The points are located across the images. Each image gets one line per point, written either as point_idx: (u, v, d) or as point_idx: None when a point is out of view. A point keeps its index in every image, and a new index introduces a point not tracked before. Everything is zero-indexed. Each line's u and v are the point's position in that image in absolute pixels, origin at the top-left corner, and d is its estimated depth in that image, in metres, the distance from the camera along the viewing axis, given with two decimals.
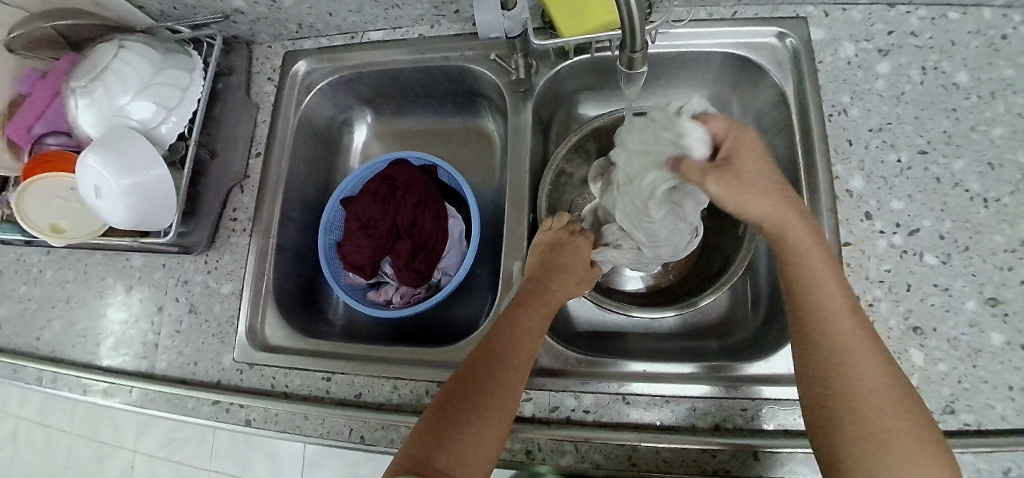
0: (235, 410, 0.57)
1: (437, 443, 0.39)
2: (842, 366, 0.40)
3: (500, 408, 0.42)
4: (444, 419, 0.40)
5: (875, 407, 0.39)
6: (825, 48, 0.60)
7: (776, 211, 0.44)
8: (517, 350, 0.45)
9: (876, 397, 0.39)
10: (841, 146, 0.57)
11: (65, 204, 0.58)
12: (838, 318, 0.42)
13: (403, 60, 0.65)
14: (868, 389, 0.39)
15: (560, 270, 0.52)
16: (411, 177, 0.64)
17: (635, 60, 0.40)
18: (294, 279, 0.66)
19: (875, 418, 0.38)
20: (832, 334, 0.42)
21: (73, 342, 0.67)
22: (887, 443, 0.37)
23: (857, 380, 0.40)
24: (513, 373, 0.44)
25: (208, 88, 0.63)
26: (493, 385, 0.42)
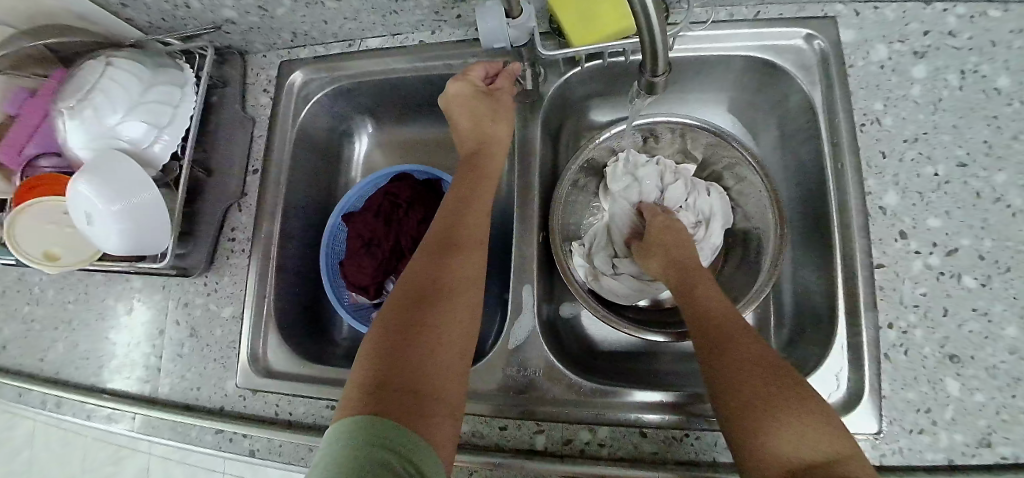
0: (239, 439, 0.56)
1: (399, 338, 0.40)
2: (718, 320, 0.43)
3: (453, 329, 0.41)
4: (395, 344, 0.39)
5: (742, 360, 0.39)
6: (856, 51, 0.56)
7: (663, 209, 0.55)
8: (461, 269, 0.44)
9: (748, 354, 0.39)
10: (874, 158, 0.53)
11: (58, 229, 0.56)
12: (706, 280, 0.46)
13: (403, 68, 0.61)
14: (737, 347, 0.40)
15: (480, 177, 0.51)
16: (415, 194, 0.61)
17: (659, 76, 0.36)
18: (298, 298, 0.64)
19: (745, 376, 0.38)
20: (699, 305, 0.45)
21: (76, 364, 0.66)
22: (760, 396, 0.37)
23: (729, 339, 0.41)
24: (459, 289, 0.43)
25: (201, 103, 0.60)
26: (447, 290, 0.43)
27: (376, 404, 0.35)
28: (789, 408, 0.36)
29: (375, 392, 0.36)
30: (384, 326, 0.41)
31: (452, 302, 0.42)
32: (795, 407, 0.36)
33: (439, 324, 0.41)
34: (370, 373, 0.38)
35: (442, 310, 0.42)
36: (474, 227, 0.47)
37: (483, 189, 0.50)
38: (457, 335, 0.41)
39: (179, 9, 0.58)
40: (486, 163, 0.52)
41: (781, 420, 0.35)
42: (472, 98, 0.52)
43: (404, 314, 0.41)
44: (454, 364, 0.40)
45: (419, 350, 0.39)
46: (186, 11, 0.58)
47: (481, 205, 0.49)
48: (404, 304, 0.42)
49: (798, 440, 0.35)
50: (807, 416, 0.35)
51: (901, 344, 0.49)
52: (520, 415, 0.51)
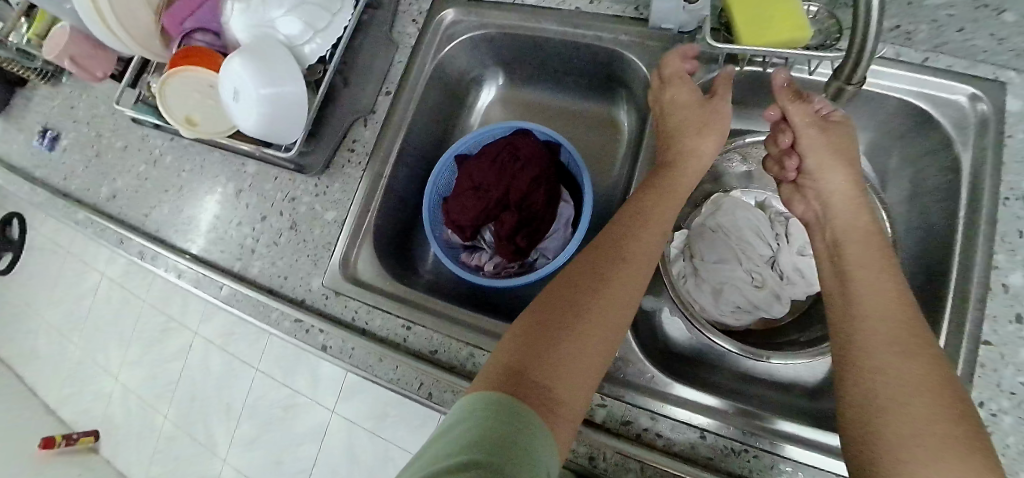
0: (315, 333, 0.59)
1: (559, 319, 0.41)
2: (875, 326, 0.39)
3: (606, 327, 0.41)
4: (543, 329, 0.40)
5: (893, 374, 0.36)
6: (1020, 123, 0.52)
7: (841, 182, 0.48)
8: (623, 273, 0.44)
9: (912, 373, 0.35)
10: (1009, 235, 0.50)
11: (201, 100, 0.62)
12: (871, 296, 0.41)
13: (553, 31, 0.62)
14: (889, 361, 0.36)
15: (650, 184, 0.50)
16: (534, 152, 0.60)
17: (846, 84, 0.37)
18: (395, 223, 0.66)
19: (893, 402, 0.35)
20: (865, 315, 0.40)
21: (180, 227, 0.71)
22: (896, 409, 0.34)
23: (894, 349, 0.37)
24: (618, 291, 0.43)
25: (355, 18, 0.62)
26: (610, 279, 0.43)
27: (515, 389, 0.35)
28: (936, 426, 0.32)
29: (521, 371, 0.37)
30: (533, 315, 0.42)
31: (608, 300, 0.42)
32: (953, 435, 0.32)
33: (590, 319, 0.41)
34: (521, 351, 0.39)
35: (594, 307, 0.42)
36: (635, 238, 0.46)
37: (651, 195, 0.49)
38: (607, 338, 0.41)
39: None
40: (671, 160, 0.51)
41: (923, 440, 0.32)
42: (685, 85, 0.52)
43: (564, 297, 0.42)
44: (588, 355, 0.40)
45: (564, 357, 0.39)
46: None
47: (643, 213, 0.47)
48: (569, 283, 0.44)
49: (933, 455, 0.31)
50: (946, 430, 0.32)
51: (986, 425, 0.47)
52: None
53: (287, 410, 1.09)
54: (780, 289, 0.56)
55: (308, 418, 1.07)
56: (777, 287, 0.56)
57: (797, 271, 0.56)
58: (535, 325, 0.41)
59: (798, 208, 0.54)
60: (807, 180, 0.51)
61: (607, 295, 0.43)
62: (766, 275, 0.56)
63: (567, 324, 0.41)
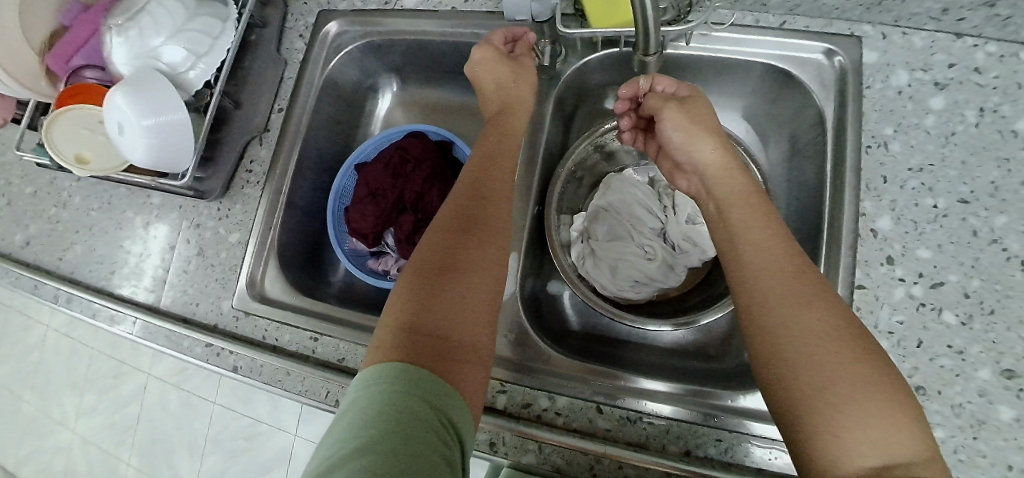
0: (225, 355, 0.59)
1: (442, 271, 0.43)
2: (773, 288, 0.39)
3: (484, 275, 0.44)
4: (423, 290, 0.41)
5: (797, 330, 0.36)
6: (876, 74, 0.55)
7: (713, 150, 0.49)
8: (491, 225, 0.46)
9: (818, 327, 0.36)
10: (874, 182, 0.53)
11: (91, 136, 0.61)
12: (762, 254, 0.41)
13: (433, 32, 0.63)
14: (790, 320, 0.37)
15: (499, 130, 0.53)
16: (424, 151, 0.63)
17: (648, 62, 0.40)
18: (302, 237, 0.68)
19: (807, 359, 0.35)
20: (764, 271, 0.40)
21: (92, 267, 0.70)
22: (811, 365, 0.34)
23: (799, 309, 0.37)
24: (488, 241, 0.45)
25: (239, 39, 0.62)
26: (483, 227, 0.46)
27: (407, 354, 0.36)
28: (848, 383, 0.33)
29: (408, 340, 0.38)
30: (413, 276, 0.43)
31: (481, 251, 0.45)
32: (866, 384, 0.33)
33: (466, 272, 0.43)
34: (407, 316, 0.40)
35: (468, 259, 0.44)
36: (500, 184, 0.49)
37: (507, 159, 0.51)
38: (486, 282, 0.44)
39: None
40: (507, 127, 0.54)
41: (846, 402, 0.32)
42: (497, 61, 0.55)
43: (443, 250, 0.44)
44: (475, 295, 0.42)
45: (450, 300, 0.41)
46: None
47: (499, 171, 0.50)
48: (450, 237, 0.45)
49: (852, 419, 0.32)
50: (857, 385, 0.33)
51: None
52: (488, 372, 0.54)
53: (250, 439, 1.08)
54: (671, 259, 0.59)
55: (270, 444, 1.07)
56: (669, 257, 0.59)
57: (685, 239, 0.60)
58: (418, 283, 0.42)
59: (683, 184, 0.55)
60: (679, 154, 0.52)
61: (482, 234, 0.45)
62: (656, 246, 0.59)
63: (447, 281, 0.42)
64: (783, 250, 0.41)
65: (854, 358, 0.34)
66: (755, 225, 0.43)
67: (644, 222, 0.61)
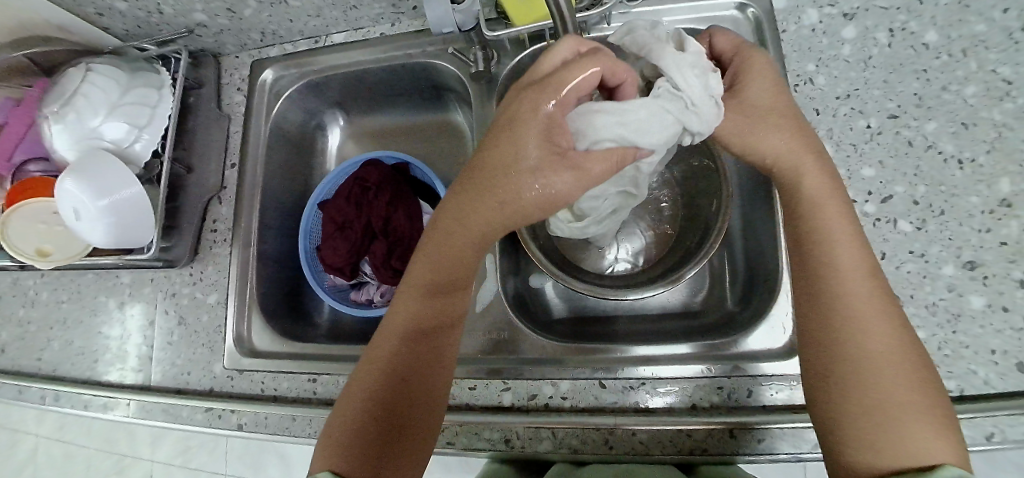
0: (228, 416, 0.59)
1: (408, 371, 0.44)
2: (858, 305, 0.40)
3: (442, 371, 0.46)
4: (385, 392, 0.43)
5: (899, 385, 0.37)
6: (789, 17, 0.58)
7: (781, 143, 0.45)
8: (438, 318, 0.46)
9: (887, 357, 0.38)
10: (809, 116, 0.56)
11: (48, 228, 0.59)
12: (852, 272, 0.41)
13: (366, 60, 0.65)
14: (880, 349, 0.38)
15: (479, 193, 0.43)
16: (383, 177, 0.64)
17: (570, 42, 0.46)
18: (278, 286, 0.68)
19: (891, 407, 0.37)
20: (857, 300, 0.40)
21: (70, 360, 0.68)
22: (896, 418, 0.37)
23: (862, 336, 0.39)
24: (450, 316, 0.47)
25: (178, 104, 0.63)
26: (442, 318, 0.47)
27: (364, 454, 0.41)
28: (905, 407, 0.36)
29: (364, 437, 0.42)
30: (376, 372, 0.44)
31: (439, 347, 0.46)
32: (916, 409, 0.36)
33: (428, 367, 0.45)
34: (361, 419, 0.42)
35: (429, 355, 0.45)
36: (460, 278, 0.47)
37: (465, 226, 0.44)
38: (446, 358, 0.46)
39: (152, 15, 0.62)
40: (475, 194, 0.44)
41: (903, 429, 0.36)
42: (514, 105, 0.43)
43: (403, 349, 0.45)
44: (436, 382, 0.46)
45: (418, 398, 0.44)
46: (159, 16, 0.62)
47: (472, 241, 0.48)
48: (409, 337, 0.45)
49: (905, 441, 0.35)
50: (919, 411, 0.36)
51: None
52: (486, 375, 0.54)
53: None
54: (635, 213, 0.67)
55: None
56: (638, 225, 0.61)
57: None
58: (382, 382, 0.44)
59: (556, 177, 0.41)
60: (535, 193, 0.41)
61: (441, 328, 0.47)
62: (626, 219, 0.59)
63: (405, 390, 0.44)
64: (863, 270, 0.41)
65: (912, 380, 0.37)
66: (843, 239, 0.43)
67: (658, 99, 0.43)
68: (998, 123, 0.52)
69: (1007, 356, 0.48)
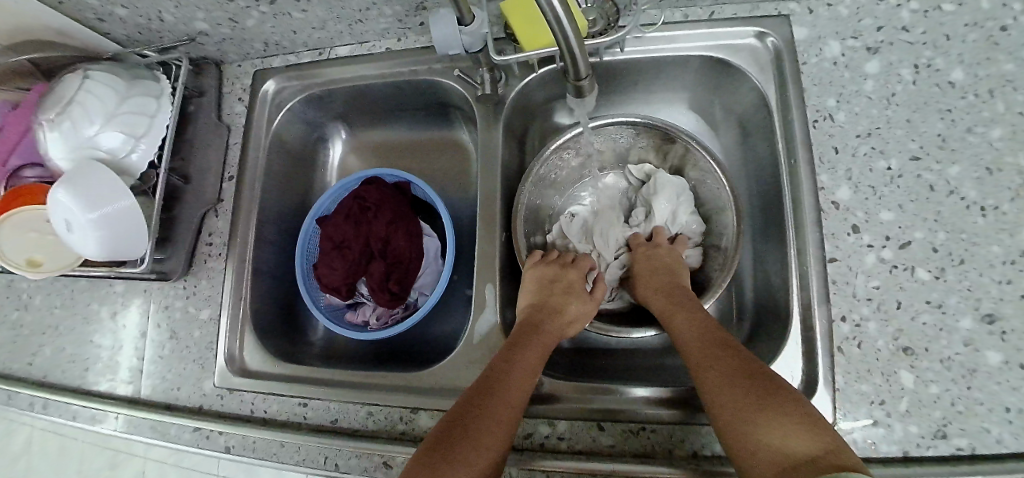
0: (215, 437, 0.57)
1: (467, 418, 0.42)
2: (692, 352, 0.47)
3: (503, 430, 0.42)
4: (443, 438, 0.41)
5: (732, 388, 0.41)
6: (810, 49, 0.56)
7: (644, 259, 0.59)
8: (511, 375, 0.46)
9: (726, 373, 0.43)
10: (826, 154, 0.53)
11: (40, 237, 0.57)
12: (685, 328, 0.50)
13: (371, 75, 0.64)
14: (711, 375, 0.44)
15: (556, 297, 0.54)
16: (382, 196, 0.63)
17: (583, 87, 0.40)
18: (272, 301, 0.66)
19: (743, 415, 0.39)
20: (688, 345, 0.48)
21: (61, 369, 0.67)
22: (743, 413, 0.40)
23: (706, 367, 0.45)
24: (520, 380, 0.46)
25: (177, 113, 0.62)
26: (507, 374, 0.46)
27: None
28: (757, 409, 0.39)
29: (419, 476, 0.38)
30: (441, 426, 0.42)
31: (505, 402, 0.44)
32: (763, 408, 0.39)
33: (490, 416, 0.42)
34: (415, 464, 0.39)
35: (495, 402, 0.43)
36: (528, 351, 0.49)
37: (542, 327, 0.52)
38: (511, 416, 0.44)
39: (153, 22, 0.61)
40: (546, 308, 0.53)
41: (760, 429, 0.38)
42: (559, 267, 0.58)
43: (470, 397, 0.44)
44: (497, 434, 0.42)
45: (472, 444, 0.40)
46: (160, 23, 0.61)
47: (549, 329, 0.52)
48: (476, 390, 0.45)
49: (767, 436, 0.37)
50: (762, 404, 0.39)
51: (854, 337, 0.49)
52: None
53: None
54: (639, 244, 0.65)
55: None
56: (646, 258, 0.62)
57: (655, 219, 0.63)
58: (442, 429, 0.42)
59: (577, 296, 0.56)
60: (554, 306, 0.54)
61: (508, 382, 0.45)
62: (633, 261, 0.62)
63: (459, 430, 0.41)
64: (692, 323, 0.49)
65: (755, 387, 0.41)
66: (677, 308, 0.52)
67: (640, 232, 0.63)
68: None
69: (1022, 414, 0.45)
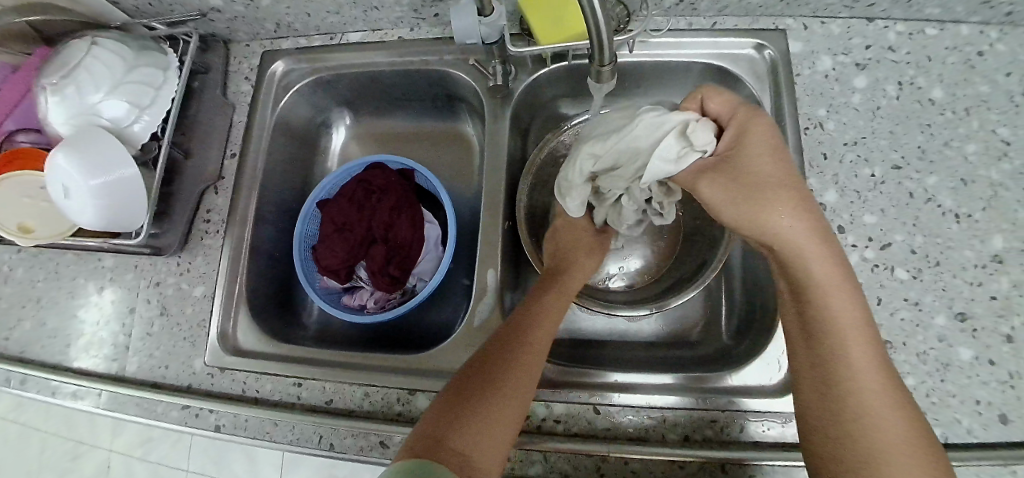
0: (205, 415, 0.56)
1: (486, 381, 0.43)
2: (850, 338, 0.40)
3: (528, 385, 0.44)
4: (462, 402, 0.42)
5: (881, 411, 0.38)
6: (803, 61, 0.60)
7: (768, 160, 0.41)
8: (526, 338, 0.47)
9: (874, 382, 0.39)
10: (816, 159, 0.57)
11: (33, 204, 0.56)
12: (838, 292, 0.40)
13: (382, 63, 0.65)
14: (870, 382, 0.39)
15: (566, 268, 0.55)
16: (388, 181, 0.64)
17: (604, 74, 0.41)
18: (268, 282, 0.66)
19: (893, 445, 0.37)
20: (844, 324, 0.40)
21: (39, 343, 0.64)
22: (891, 442, 0.37)
23: (856, 369, 0.39)
24: (537, 341, 0.47)
25: (184, 88, 0.61)
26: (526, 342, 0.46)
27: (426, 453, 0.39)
28: (899, 440, 0.37)
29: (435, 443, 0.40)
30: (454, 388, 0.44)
31: (519, 361, 0.45)
32: (905, 442, 0.37)
33: (505, 377, 0.44)
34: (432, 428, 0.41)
35: (509, 365, 0.45)
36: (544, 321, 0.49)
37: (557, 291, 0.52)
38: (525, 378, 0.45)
39: None
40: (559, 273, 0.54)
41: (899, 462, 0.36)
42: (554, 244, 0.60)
43: (485, 360, 0.45)
44: (512, 397, 0.43)
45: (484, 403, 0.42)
46: None
47: (567, 283, 0.53)
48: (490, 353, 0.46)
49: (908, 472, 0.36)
50: (906, 440, 0.37)
51: None
52: None
53: None
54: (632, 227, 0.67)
55: None
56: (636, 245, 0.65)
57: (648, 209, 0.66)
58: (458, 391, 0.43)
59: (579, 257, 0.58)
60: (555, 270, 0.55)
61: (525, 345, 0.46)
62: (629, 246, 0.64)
63: (479, 388, 0.43)
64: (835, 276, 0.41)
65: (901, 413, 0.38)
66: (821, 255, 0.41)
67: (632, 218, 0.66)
68: (995, 182, 0.54)
69: (990, 406, 0.49)
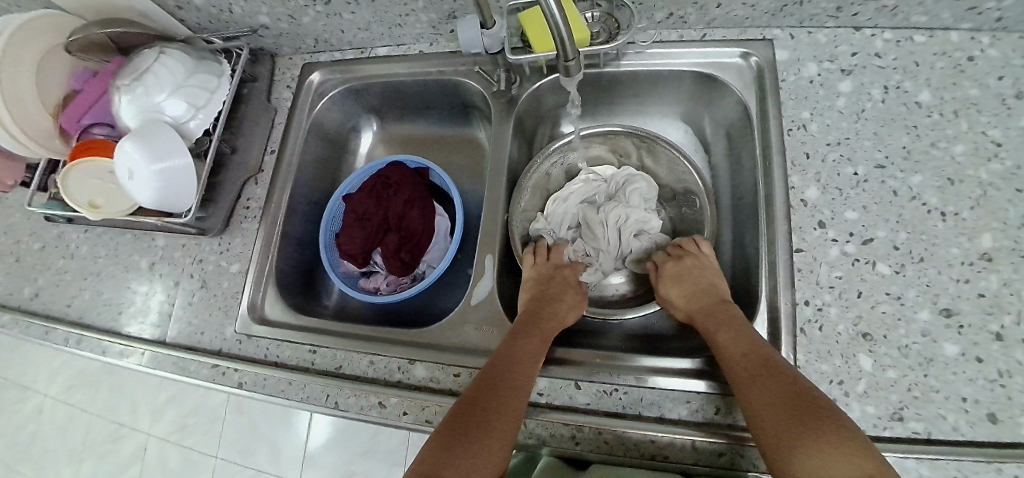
0: (230, 373, 0.63)
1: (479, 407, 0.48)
2: (737, 349, 0.50)
3: (518, 405, 0.49)
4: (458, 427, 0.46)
5: (768, 398, 0.45)
6: (789, 68, 0.63)
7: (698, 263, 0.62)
8: (515, 364, 0.52)
9: (765, 381, 0.46)
10: (799, 159, 0.59)
11: (103, 184, 0.66)
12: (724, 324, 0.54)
13: (404, 73, 0.73)
14: (763, 380, 0.46)
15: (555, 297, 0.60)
16: (404, 177, 0.71)
17: (571, 68, 0.49)
18: (294, 264, 0.73)
19: (796, 429, 0.42)
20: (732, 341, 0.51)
21: (97, 311, 0.74)
22: (791, 426, 0.42)
23: (752, 372, 0.47)
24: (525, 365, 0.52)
25: (233, 92, 0.71)
26: (515, 366, 0.52)
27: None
28: (805, 424, 0.42)
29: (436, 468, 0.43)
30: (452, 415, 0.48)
31: (512, 383, 0.50)
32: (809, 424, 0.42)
33: (499, 404, 0.48)
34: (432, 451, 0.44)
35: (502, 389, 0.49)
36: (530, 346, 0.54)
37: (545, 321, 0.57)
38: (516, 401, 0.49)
39: (223, 13, 0.72)
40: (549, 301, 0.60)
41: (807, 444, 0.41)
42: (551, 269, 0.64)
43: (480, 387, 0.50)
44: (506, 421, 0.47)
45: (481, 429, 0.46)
46: (229, 15, 0.71)
47: (553, 308, 0.59)
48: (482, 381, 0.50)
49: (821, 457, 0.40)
50: (808, 421, 0.42)
51: (815, 320, 0.54)
52: (472, 364, 0.57)
53: None
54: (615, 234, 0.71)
55: None
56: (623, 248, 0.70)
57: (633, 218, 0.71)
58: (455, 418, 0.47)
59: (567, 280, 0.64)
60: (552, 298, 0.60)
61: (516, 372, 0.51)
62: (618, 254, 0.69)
63: (475, 413, 0.47)
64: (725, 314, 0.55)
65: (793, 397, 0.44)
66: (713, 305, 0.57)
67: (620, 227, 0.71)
68: (984, 182, 0.55)
69: (977, 404, 0.48)
